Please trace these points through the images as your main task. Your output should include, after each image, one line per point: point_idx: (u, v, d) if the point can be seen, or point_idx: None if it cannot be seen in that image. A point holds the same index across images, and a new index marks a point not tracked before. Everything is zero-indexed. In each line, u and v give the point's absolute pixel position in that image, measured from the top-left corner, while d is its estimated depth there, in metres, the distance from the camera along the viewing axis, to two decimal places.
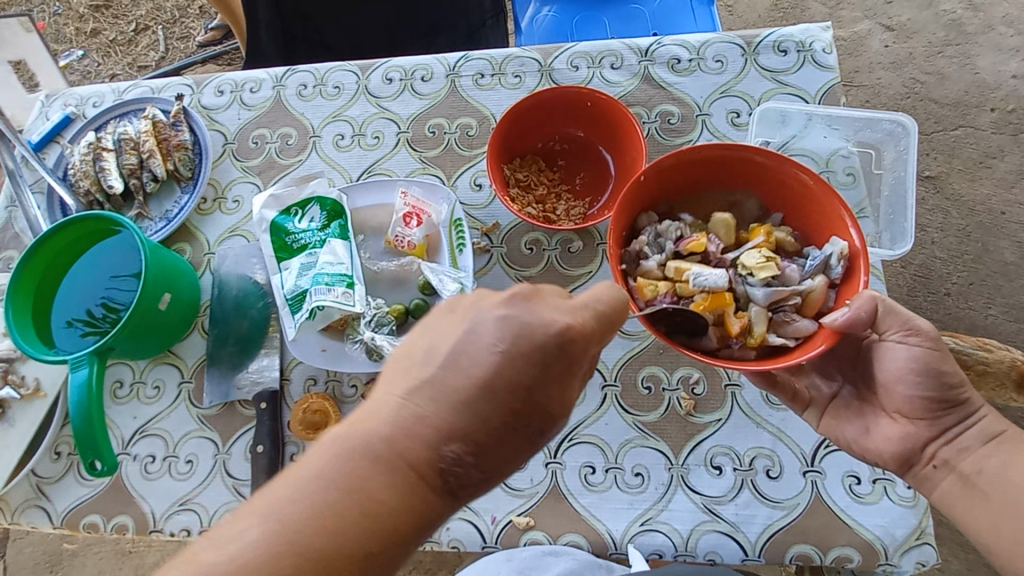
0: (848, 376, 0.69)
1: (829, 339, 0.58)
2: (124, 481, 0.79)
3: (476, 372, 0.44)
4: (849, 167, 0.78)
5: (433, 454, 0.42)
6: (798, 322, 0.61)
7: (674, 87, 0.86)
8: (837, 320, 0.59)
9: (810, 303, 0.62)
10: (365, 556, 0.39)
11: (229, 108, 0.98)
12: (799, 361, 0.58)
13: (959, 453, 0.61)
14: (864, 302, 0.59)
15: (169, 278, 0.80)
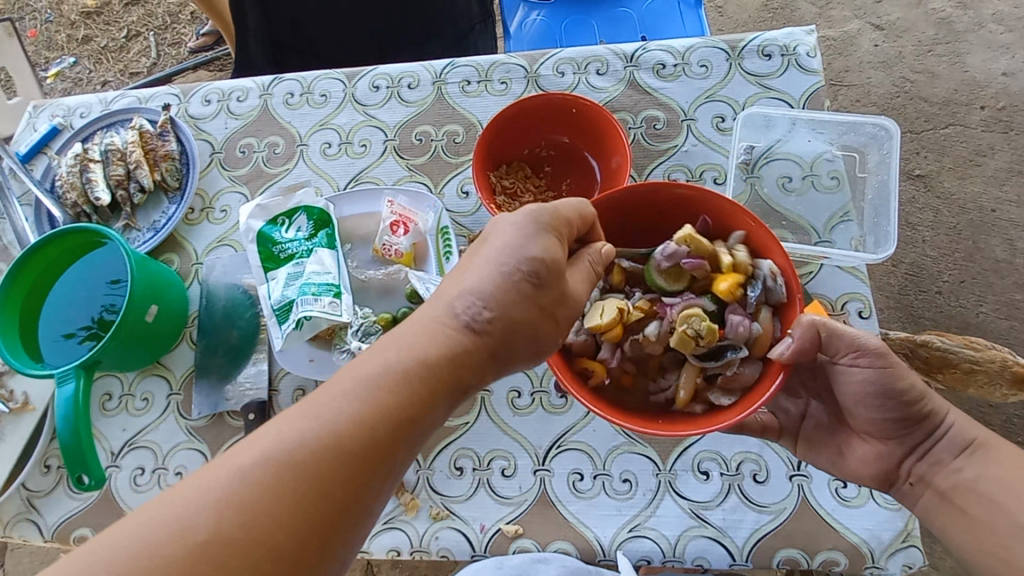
0: (812, 391, 0.73)
1: (774, 385, 0.58)
2: (113, 494, 0.79)
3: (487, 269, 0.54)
4: (833, 171, 0.79)
5: (467, 329, 0.51)
6: (743, 371, 0.61)
7: (660, 92, 0.86)
8: (782, 353, 0.58)
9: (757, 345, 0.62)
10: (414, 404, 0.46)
11: (217, 117, 0.98)
12: (748, 413, 0.57)
13: (934, 468, 0.62)
14: (804, 329, 0.60)
15: (157, 289, 0.80)
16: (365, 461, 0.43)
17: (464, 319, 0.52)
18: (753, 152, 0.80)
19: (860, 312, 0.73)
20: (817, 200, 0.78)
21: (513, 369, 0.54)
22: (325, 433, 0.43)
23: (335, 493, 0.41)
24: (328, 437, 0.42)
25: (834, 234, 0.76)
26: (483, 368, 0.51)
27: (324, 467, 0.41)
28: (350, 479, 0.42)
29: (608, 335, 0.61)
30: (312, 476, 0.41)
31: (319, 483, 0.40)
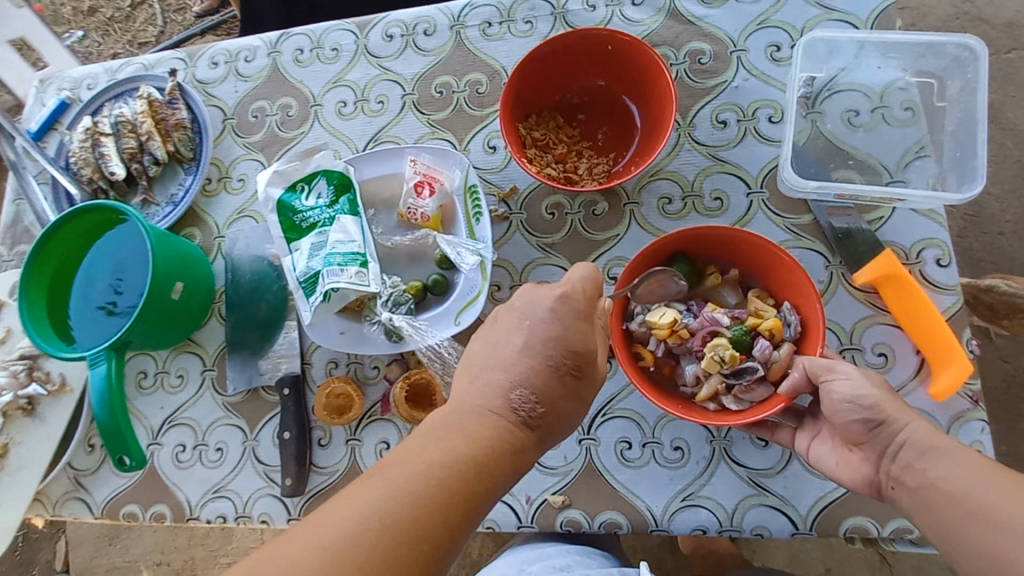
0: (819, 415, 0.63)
1: (781, 405, 0.58)
2: (158, 471, 0.80)
3: (516, 343, 0.54)
4: (906, 102, 0.70)
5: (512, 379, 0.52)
6: (755, 388, 0.60)
7: (704, 21, 0.77)
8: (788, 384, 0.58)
9: (772, 370, 0.61)
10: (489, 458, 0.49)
11: (226, 81, 0.93)
12: (742, 423, 0.58)
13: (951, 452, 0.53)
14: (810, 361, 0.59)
15: (179, 265, 0.77)
16: (443, 514, 0.45)
17: (508, 379, 0.52)
18: (813, 85, 0.72)
19: (938, 259, 0.66)
20: (887, 136, 0.70)
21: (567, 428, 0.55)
22: (403, 488, 0.45)
23: (419, 545, 0.44)
24: (409, 496, 0.45)
25: (908, 172, 0.68)
26: (538, 423, 0.52)
27: (409, 520, 0.44)
28: (432, 531, 0.44)
29: (657, 332, 0.63)
30: (399, 533, 0.43)
31: (404, 538, 0.43)
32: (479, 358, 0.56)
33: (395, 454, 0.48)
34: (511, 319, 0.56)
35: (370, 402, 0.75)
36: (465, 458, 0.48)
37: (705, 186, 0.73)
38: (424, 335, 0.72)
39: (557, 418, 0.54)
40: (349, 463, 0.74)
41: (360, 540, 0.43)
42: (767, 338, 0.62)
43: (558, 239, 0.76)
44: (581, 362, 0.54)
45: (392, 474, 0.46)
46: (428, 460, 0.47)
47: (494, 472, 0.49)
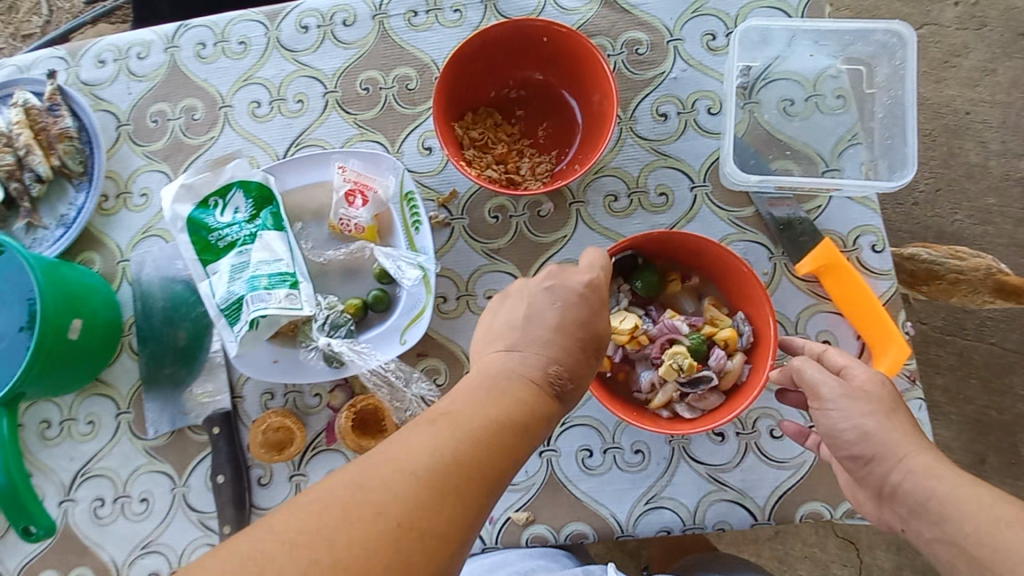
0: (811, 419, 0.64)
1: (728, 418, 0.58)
2: (74, 531, 0.71)
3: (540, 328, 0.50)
4: (838, 89, 0.70)
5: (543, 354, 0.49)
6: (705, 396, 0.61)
7: (640, 9, 0.74)
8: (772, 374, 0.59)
9: (723, 379, 0.61)
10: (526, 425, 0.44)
11: (117, 81, 0.81)
12: (690, 432, 0.58)
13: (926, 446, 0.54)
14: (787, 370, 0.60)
15: (75, 300, 0.67)
16: (498, 470, 0.41)
17: (541, 352, 0.49)
18: (749, 74, 0.71)
19: (873, 246, 0.68)
20: (821, 124, 0.70)
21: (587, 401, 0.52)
22: (455, 442, 0.40)
23: (475, 499, 0.39)
24: (466, 448, 0.40)
25: (842, 160, 0.69)
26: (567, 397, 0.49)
27: (464, 469, 0.39)
28: (488, 486, 0.40)
29: (615, 338, 0.62)
30: (455, 483, 0.39)
31: (464, 488, 0.39)
32: (516, 328, 0.51)
33: (440, 410, 0.43)
34: (540, 297, 0.53)
35: (314, 433, 0.70)
36: (514, 420, 0.44)
37: (649, 181, 0.72)
38: (367, 358, 0.66)
39: (585, 389, 0.50)
40: (294, 500, 0.69)
41: (418, 490, 0.37)
42: (722, 348, 0.61)
43: (504, 244, 0.73)
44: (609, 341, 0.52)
45: (443, 428, 0.41)
46: (481, 414, 0.43)
47: (536, 436, 0.45)
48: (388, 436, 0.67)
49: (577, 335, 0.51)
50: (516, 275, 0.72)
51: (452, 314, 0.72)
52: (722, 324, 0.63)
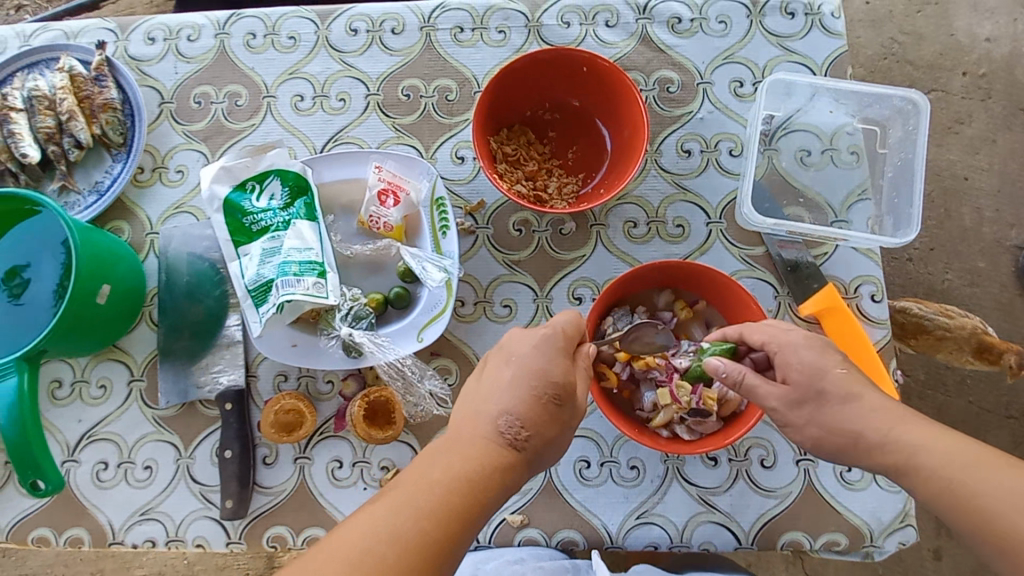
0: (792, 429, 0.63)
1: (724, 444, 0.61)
2: (74, 492, 0.72)
3: (500, 381, 0.55)
4: (853, 145, 0.75)
5: (497, 408, 0.53)
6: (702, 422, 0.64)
7: (674, 51, 0.79)
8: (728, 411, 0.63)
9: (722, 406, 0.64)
10: (477, 484, 0.49)
11: (164, 60, 0.84)
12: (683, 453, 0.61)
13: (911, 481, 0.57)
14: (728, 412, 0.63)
15: (107, 267, 0.69)
16: (442, 530, 0.46)
17: (497, 408, 0.53)
18: (772, 123, 0.76)
19: (872, 295, 0.72)
20: (834, 176, 0.75)
21: (556, 448, 0.55)
22: (400, 512, 0.46)
23: (416, 563, 0.44)
24: (408, 515, 0.46)
25: (850, 212, 0.74)
26: (523, 448, 0.52)
27: (404, 538, 0.45)
28: (434, 548, 0.45)
29: (619, 354, 0.66)
30: (398, 552, 0.44)
31: (406, 555, 0.44)
32: (477, 390, 0.56)
33: (396, 483, 0.49)
34: (501, 359, 0.58)
35: (323, 419, 0.72)
36: (461, 479, 0.49)
37: (668, 213, 0.76)
38: (385, 351, 0.69)
39: (547, 438, 0.54)
40: (297, 482, 0.70)
41: (361, 564, 0.43)
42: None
43: (525, 256, 0.76)
44: (566, 390, 0.55)
45: (394, 497, 0.47)
46: (424, 481, 0.48)
47: (488, 489, 0.49)
48: (396, 428, 0.70)
49: (528, 385, 0.54)
50: (533, 287, 0.75)
51: (468, 318, 0.74)
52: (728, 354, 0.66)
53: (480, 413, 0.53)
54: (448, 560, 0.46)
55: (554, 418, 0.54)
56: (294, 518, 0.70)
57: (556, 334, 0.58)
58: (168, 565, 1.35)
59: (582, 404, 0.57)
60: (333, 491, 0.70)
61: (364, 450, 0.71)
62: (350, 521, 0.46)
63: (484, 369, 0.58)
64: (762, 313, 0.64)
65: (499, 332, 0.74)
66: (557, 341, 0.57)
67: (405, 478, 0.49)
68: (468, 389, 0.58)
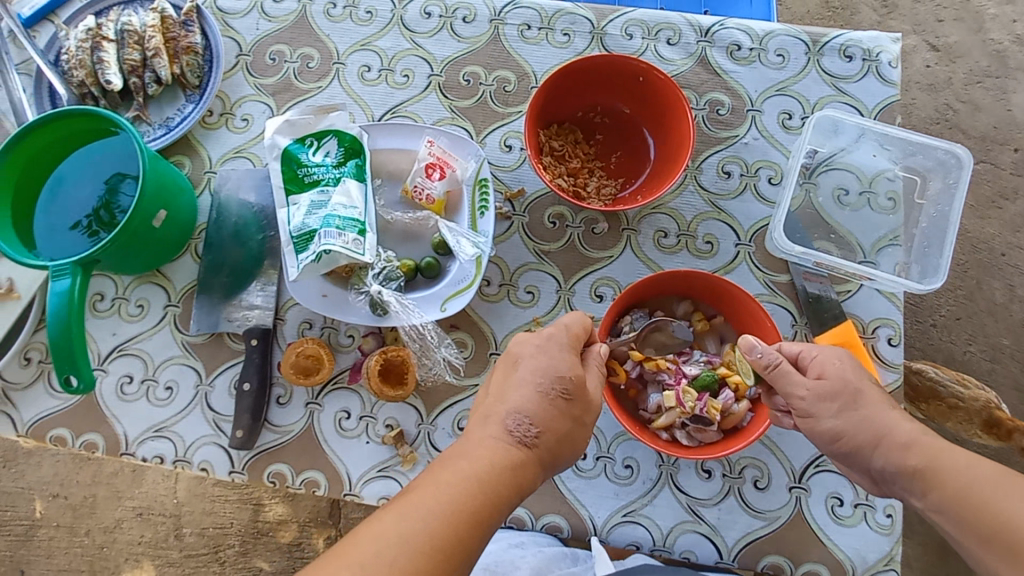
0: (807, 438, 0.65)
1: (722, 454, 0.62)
2: (97, 399, 0.76)
3: (516, 383, 0.56)
4: (891, 191, 0.76)
5: (508, 409, 0.54)
6: (703, 430, 0.65)
7: (730, 76, 0.82)
8: (731, 423, 0.65)
9: (725, 419, 0.65)
10: (489, 487, 0.49)
11: (248, 15, 0.89)
12: (682, 456, 0.62)
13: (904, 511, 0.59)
14: (730, 423, 0.65)
15: (167, 193, 0.74)
16: (454, 532, 0.46)
17: (507, 408, 0.54)
18: (815, 158, 0.78)
19: (888, 338, 0.73)
20: (868, 218, 0.76)
21: (566, 452, 0.56)
22: (411, 517, 0.46)
23: (427, 568, 0.44)
24: (419, 518, 0.46)
25: (879, 255, 0.75)
26: (533, 449, 0.53)
27: (415, 542, 0.45)
28: (446, 550, 0.45)
29: (633, 352, 0.68)
30: (410, 556, 0.44)
31: (418, 558, 0.44)
32: (490, 394, 0.57)
33: (408, 490, 0.49)
34: (510, 365, 0.58)
35: (339, 369, 0.75)
36: (473, 479, 0.49)
37: (699, 229, 0.78)
38: (409, 313, 0.72)
39: (560, 437, 0.54)
40: (305, 425, 0.73)
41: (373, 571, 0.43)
42: (731, 391, 0.66)
43: (555, 248, 0.78)
44: (575, 386, 0.56)
45: (406, 501, 0.47)
46: (436, 486, 0.48)
47: (500, 487, 0.50)
48: (407, 389, 0.72)
49: (533, 381, 0.55)
50: (558, 279, 0.77)
51: (492, 298, 0.77)
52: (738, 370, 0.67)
53: (496, 417, 0.54)
54: (458, 567, 0.46)
55: (564, 414, 0.55)
56: (296, 459, 0.72)
57: (560, 333, 0.59)
58: (157, 502, 1.39)
59: (596, 404, 0.58)
60: (337, 440, 0.73)
61: (373, 406, 0.74)
62: (362, 527, 0.46)
63: (499, 373, 0.59)
64: (775, 332, 0.66)
65: (519, 316, 0.76)
66: (561, 340, 0.59)
67: (415, 483, 0.49)
68: (484, 395, 0.58)
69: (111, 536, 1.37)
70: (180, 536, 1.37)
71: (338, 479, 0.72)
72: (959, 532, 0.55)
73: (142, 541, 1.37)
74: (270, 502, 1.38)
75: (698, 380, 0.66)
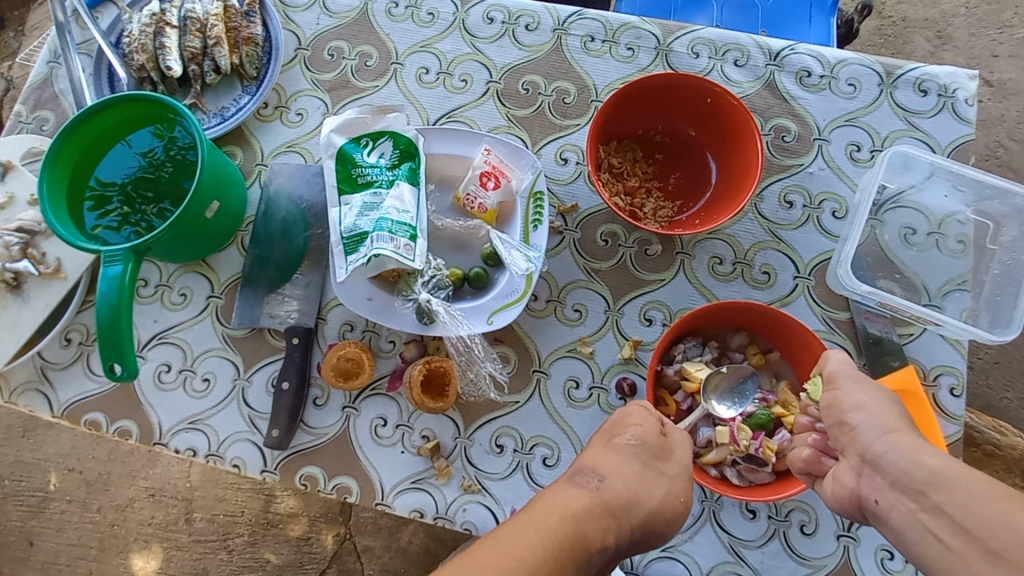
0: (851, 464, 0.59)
1: (775, 498, 0.60)
2: (134, 386, 0.75)
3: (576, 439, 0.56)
4: (960, 235, 0.73)
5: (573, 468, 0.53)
6: (754, 470, 0.62)
7: (798, 102, 0.79)
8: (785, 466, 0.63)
9: (779, 460, 0.63)
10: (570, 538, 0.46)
11: (310, 10, 0.89)
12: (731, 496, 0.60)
13: None
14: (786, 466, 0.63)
15: (221, 185, 0.73)
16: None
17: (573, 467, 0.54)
18: (882, 193, 0.75)
19: (950, 387, 0.70)
20: (936, 261, 0.73)
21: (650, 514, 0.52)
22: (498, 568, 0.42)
23: None
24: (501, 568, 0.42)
25: (945, 300, 0.72)
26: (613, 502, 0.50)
27: None
28: None
29: (684, 384, 0.66)
30: None
31: None
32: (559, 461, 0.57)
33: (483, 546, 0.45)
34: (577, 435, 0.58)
35: (378, 375, 0.74)
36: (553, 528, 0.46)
37: (757, 258, 0.75)
38: (455, 324, 0.71)
39: (628, 483, 0.52)
40: (341, 429, 0.72)
41: None
42: (786, 431, 0.64)
43: (606, 267, 0.76)
44: (640, 436, 0.56)
45: (482, 549, 0.43)
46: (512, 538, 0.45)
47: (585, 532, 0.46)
48: (448, 401, 0.71)
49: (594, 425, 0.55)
50: (607, 298, 0.75)
51: (539, 314, 0.75)
52: (793, 411, 0.65)
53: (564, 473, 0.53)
54: None
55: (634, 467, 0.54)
56: (330, 463, 0.71)
57: None
58: (170, 484, 1.39)
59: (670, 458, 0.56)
60: (372, 447, 0.71)
61: (410, 415, 0.72)
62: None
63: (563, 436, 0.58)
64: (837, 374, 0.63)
65: (566, 335, 0.74)
66: None
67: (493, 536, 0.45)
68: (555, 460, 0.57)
69: (123, 515, 1.37)
70: (190, 520, 1.37)
71: (372, 488, 0.70)
72: None
73: (153, 522, 1.37)
74: (282, 494, 1.38)
75: (754, 418, 0.64)
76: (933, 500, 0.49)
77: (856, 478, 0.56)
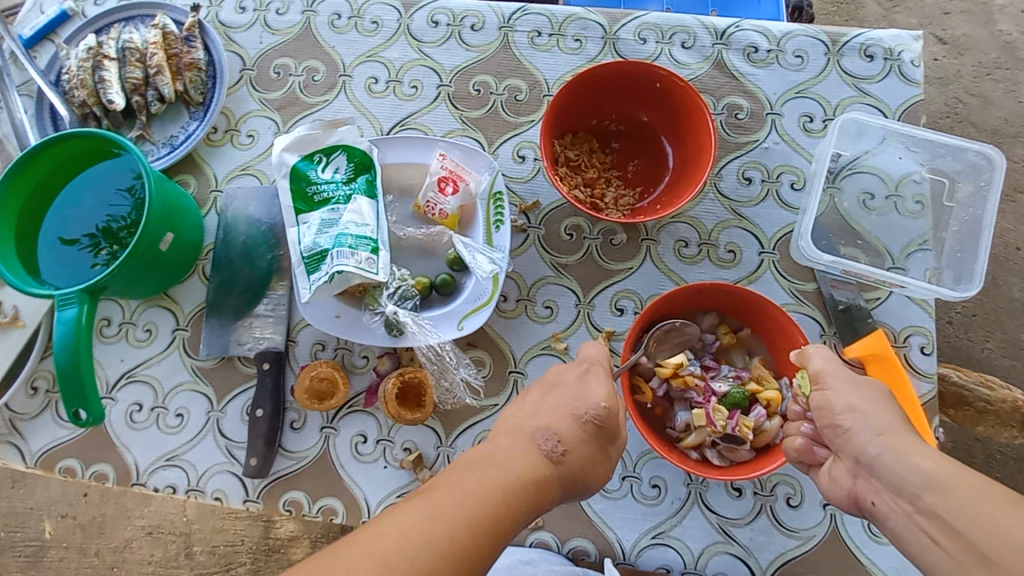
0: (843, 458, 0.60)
1: (755, 475, 0.60)
2: (107, 428, 0.74)
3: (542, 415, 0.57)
4: (918, 195, 0.74)
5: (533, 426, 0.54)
6: (733, 449, 0.63)
7: (748, 78, 0.80)
8: (763, 442, 0.63)
9: (757, 437, 0.63)
10: (518, 493, 0.47)
11: (252, 28, 0.87)
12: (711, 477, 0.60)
13: None
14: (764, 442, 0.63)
15: (174, 216, 0.71)
16: (478, 537, 0.42)
17: (536, 425, 0.55)
18: (838, 161, 0.75)
19: (921, 347, 0.70)
20: (896, 223, 0.74)
21: (588, 479, 0.55)
22: (449, 513, 0.42)
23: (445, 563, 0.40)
24: (449, 515, 0.42)
25: (908, 261, 0.73)
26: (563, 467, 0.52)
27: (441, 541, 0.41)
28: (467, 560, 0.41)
29: (659, 370, 0.66)
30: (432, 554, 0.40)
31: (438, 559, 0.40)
32: (516, 413, 0.58)
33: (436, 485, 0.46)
34: (539, 395, 0.59)
35: (354, 392, 0.73)
36: (504, 482, 0.47)
37: (721, 237, 0.75)
38: (426, 333, 0.70)
39: (582, 459, 0.54)
40: (321, 450, 0.71)
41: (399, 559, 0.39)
42: (762, 407, 0.64)
43: (573, 261, 0.76)
44: (606, 414, 0.57)
45: (442, 493, 0.44)
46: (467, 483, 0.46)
47: (525, 495, 0.47)
48: (426, 411, 0.70)
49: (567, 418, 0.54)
50: (577, 292, 0.75)
51: (510, 314, 0.75)
52: (768, 386, 0.65)
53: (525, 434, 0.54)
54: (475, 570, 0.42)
55: (591, 440, 0.56)
56: (313, 486, 0.70)
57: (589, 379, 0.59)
58: (166, 520, 1.37)
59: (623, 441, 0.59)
60: (354, 465, 0.71)
61: (390, 429, 0.72)
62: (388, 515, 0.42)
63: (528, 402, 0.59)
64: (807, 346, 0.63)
65: (539, 332, 0.74)
66: None
67: (447, 477, 0.46)
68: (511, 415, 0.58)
69: (121, 556, 1.35)
70: (190, 554, 1.35)
71: (357, 506, 0.69)
72: (938, 527, 0.48)
73: (152, 560, 1.35)
74: (280, 518, 1.36)
75: (729, 397, 0.64)
76: (919, 482, 0.51)
77: (853, 480, 0.57)
